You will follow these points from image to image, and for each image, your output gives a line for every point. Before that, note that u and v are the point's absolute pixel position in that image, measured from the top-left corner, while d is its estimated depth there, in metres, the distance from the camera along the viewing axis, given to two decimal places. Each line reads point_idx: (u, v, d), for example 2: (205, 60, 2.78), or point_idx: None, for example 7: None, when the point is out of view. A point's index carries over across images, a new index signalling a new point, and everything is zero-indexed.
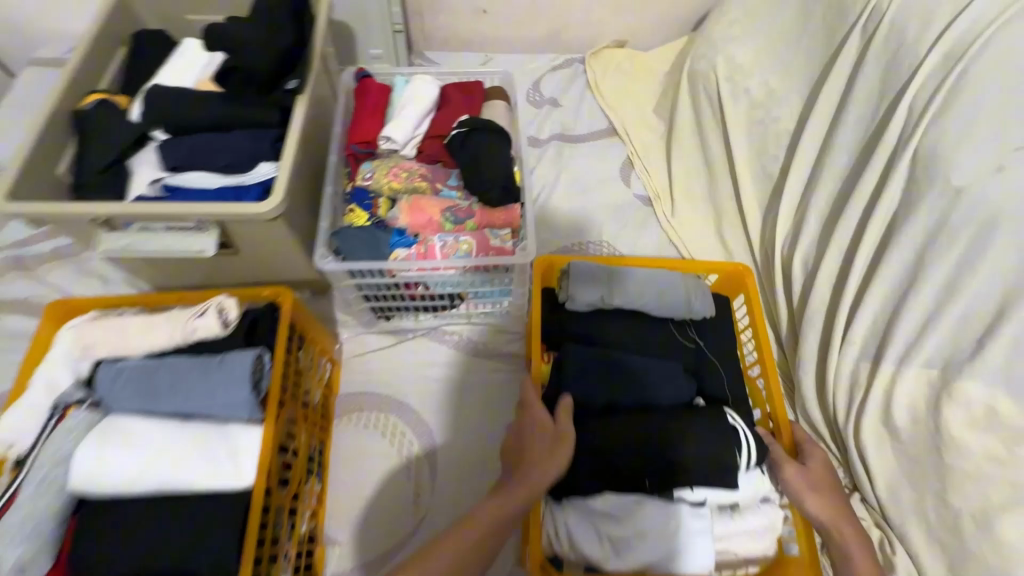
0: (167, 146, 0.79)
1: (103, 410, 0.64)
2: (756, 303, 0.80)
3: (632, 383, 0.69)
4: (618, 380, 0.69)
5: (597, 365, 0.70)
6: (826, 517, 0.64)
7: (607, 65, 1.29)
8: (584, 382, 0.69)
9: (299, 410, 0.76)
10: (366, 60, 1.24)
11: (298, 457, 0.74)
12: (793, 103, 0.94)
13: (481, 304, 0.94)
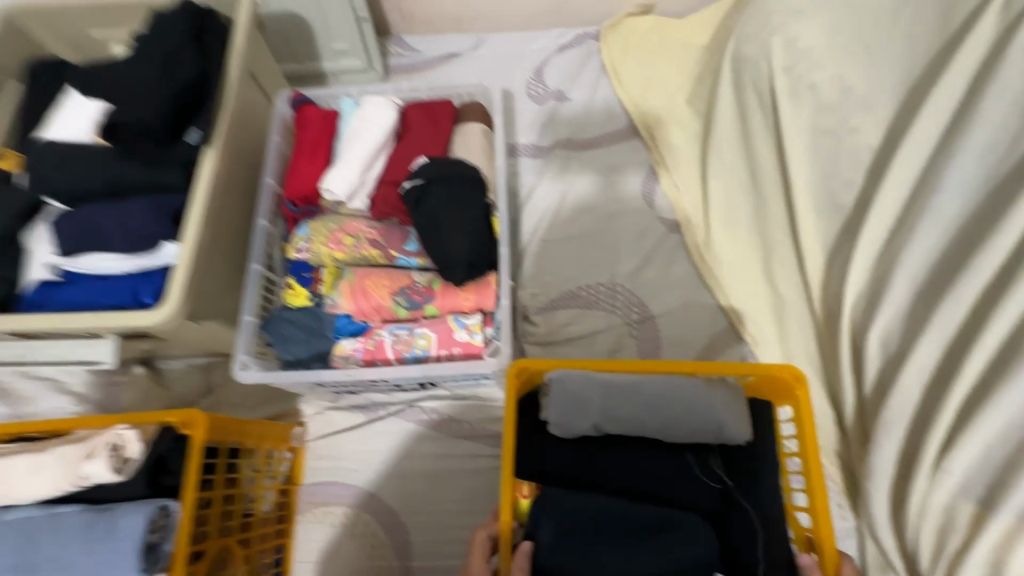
0: (58, 222, 0.64)
1: None
2: (807, 426, 0.57)
3: (626, 559, 0.49)
4: (604, 548, 0.49)
5: (577, 531, 0.50)
6: None
7: (628, 41, 1.02)
8: (560, 554, 0.50)
9: (235, 542, 0.63)
10: (330, 57, 1.03)
11: None
12: (879, 108, 0.67)
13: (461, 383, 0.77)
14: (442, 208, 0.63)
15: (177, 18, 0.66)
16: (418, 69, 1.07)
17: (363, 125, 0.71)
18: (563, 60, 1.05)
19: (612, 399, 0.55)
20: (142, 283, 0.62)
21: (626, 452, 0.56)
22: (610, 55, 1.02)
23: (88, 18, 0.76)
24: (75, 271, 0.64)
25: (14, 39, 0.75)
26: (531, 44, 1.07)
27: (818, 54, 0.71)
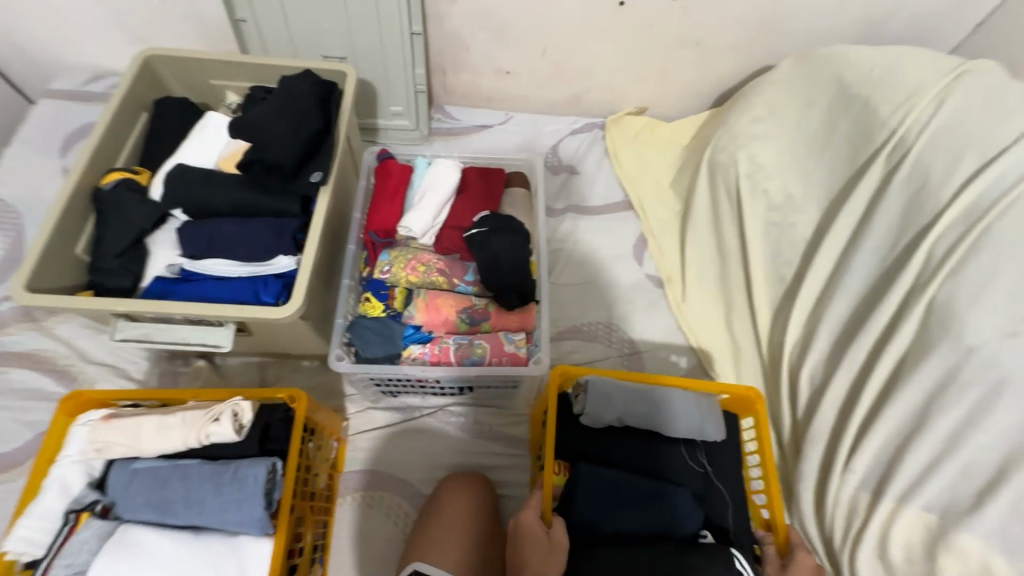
0: (188, 232, 0.79)
1: (117, 515, 0.65)
2: (766, 433, 0.79)
3: (641, 512, 0.70)
4: (626, 504, 0.70)
5: (606, 489, 0.70)
6: None
7: (627, 134, 1.29)
8: (593, 506, 0.70)
9: (307, 507, 0.76)
10: (386, 116, 1.23)
11: (303, 554, 0.75)
12: (812, 210, 0.94)
13: (490, 391, 0.94)
14: (502, 249, 0.82)
15: (304, 85, 0.85)
16: (456, 134, 1.29)
17: (436, 180, 0.91)
18: (575, 141, 1.30)
19: (631, 401, 0.76)
20: (260, 286, 0.77)
21: (639, 442, 0.77)
22: (613, 142, 1.29)
23: (214, 69, 0.94)
24: (194, 271, 0.78)
25: (149, 77, 0.91)
26: (550, 126, 1.33)
27: (770, 167, 0.98)
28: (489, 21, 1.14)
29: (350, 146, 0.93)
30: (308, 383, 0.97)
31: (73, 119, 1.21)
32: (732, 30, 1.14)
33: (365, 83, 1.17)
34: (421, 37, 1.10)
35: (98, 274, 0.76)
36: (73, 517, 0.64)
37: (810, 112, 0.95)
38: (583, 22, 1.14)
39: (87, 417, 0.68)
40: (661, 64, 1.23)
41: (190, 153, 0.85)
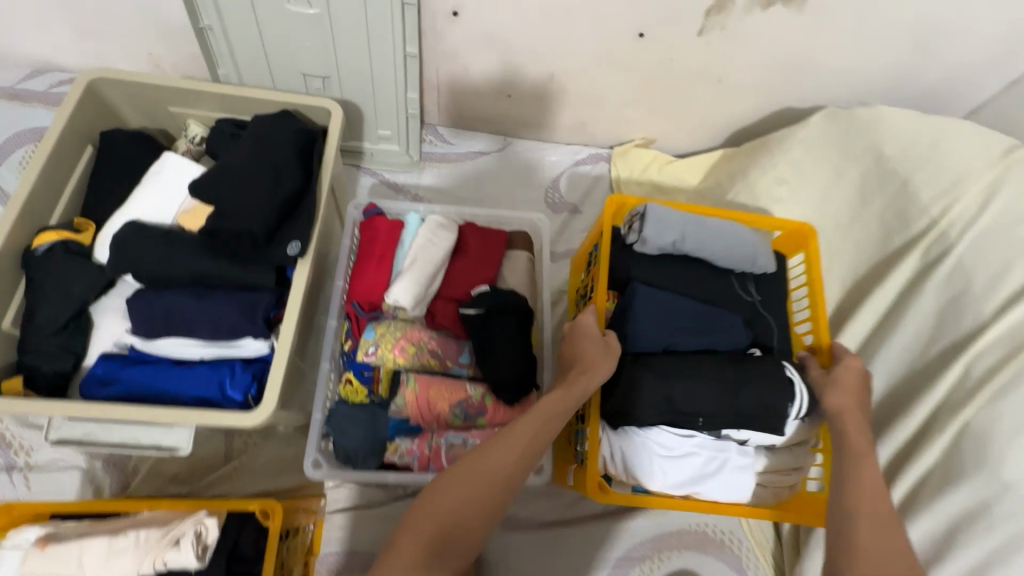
0: (141, 305, 0.67)
1: None
2: (815, 264, 0.84)
3: (694, 329, 0.77)
4: (680, 321, 0.77)
5: (659, 306, 0.77)
6: (844, 407, 0.67)
7: (634, 167, 1.20)
8: (644, 328, 0.76)
9: None
10: (372, 139, 1.11)
11: None
12: (833, 286, 0.87)
13: None
14: (502, 334, 0.74)
15: (283, 132, 0.74)
16: (450, 160, 1.18)
17: (428, 242, 0.81)
18: (578, 175, 1.21)
19: (692, 227, 0.80)
20: (227, 376, 0.66)
21: (691, 270, 0.83)
22: (618, 178, 1.20)
23: (173, 96, 0.80)
24: (151, 354, 0.68)
25: (93, 104, 0.77)
26: (552, 154, 1.22)
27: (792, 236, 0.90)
28: (494, 43, 1.02)
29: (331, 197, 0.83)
30: (268, 457, 0.86)
31: (9, 122, 1.05)
32: (759, 70, 1.05)
33: (350, 104, 1.04)
34: (416, 59, 0.97)
35: (29, 357, 0.64)
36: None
37: (839, 181, 0.88)
38: (598, 53, 1.03)
39: (21, 537, 0.59)
40: (678, 100, 1.13)
41: (143, 205, 0.73)
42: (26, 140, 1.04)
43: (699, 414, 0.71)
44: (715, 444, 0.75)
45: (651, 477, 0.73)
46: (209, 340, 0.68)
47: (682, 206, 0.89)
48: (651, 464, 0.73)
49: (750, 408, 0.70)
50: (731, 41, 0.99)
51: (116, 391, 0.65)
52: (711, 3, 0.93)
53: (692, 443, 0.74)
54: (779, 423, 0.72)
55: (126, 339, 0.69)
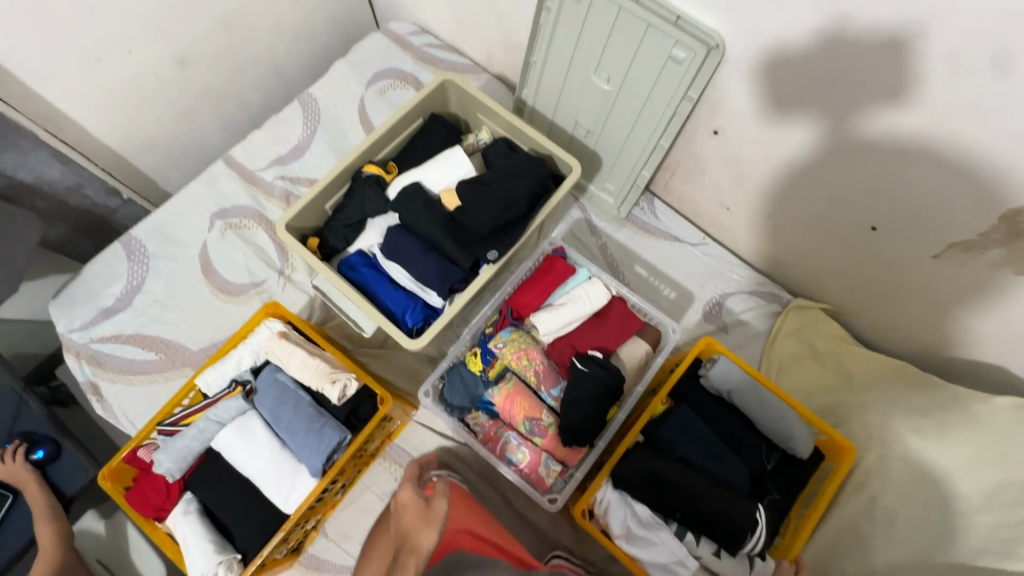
0: (393, 236, 1.01)
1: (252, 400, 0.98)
2: (836, 480, 0.92)
3: (711, 455, 0.91)
4: (706, 442, 0.92)
5: (697, 428, 0.93)
6: None
7: (807, 325, 1.20)
8: (675, 433, 0.93)
9: (354, 459, 0.98)
10: (597, 186, 1.31)
11: (336, 486, 0.98)
12: (903, 551, 0.86)
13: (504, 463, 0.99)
14: (590, 395, 0.92)
15: (533, 176, 1.02)
16: (647, 231, 1.33)
17: (581, 295, 1.01)
18: (747, 302, 1.27)
19: (747, 389, 0.96)
20: (410, 307, 0.99)
21: (734, 418, 0.96)
22: (782, 325, 1.22)
23: (484, 109, 1.12)
24: (382, 266, 1.03)
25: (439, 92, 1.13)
26: (735, 271, 1.29)
27: (896, 485, 0.90)
28: (735, 168, 1.12)
29: (539, 229, 1.09)
30: (389, 366, 1.12)
31: (386, 59, 1.50)
32: (983, 319, 0.98)
33: (596, 155, 1.26)
34: (663, 151, 1.14)
35: (328, 232, 1.05)
36: (233, 385, 0.97)
37: (976, 474, 0.86)
38: (823, 221, 1.06)
39: (272, 325, 1.01)
40: (882, 296, 1.10)
41: (427, 174, 1.06)
42: (389, 76, 1.49)
43: (675, 512, 0.89)
44: (675, 544, 0.88)
45: (618, 534, 0.90)
46: (414, 278, 0.99)
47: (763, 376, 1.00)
48: (622, 526, 0.90)
49: (708, 518, 0.87)
50: (967, 282, 0.95)
51: (355, 275, 1.02)
52: (961, 240, 0.89)
53: (658, 535, 0.88)
54: (731, 542, 0.86)
55: (375, 250, 1.04)
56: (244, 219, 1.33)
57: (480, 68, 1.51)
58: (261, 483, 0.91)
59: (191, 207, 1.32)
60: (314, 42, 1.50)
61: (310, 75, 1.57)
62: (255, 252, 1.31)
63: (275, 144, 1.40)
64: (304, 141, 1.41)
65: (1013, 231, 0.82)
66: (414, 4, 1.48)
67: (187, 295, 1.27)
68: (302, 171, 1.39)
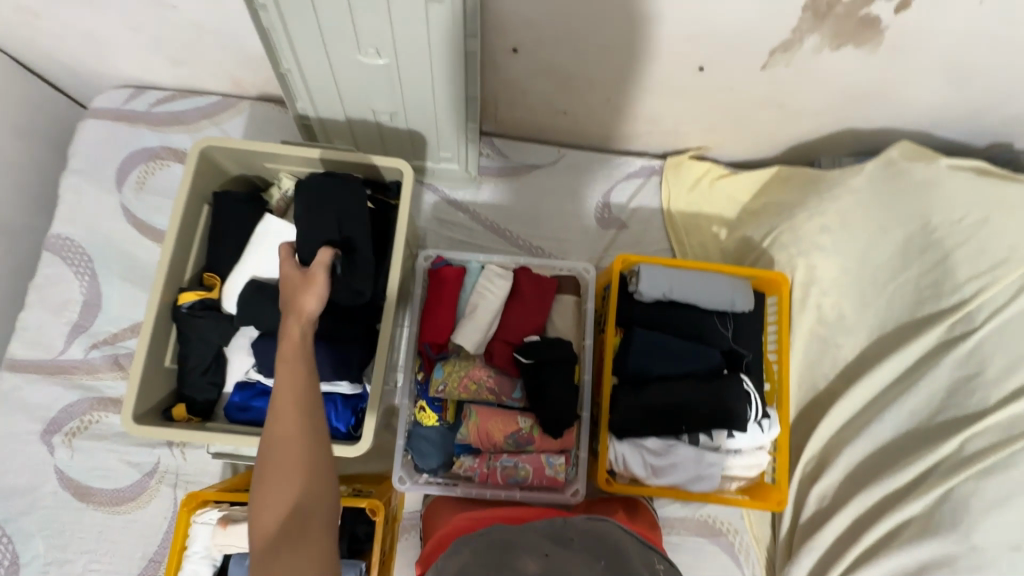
0: (263, 352, 0.85)
1: None
2: (785, 308, 0.97)
3: (681, 357, 0.92)
4: (672, 351, 0.92)
5: (658, 343, 0.92)
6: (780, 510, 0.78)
7: (686, 181, 1.22)
8: (643, 358, 0.92)
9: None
10: (434, 160, 1.18)
11: None
12: (861, 334, 0.94)
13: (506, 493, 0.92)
14: (552, 380, 0.88)
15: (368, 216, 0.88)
16: (505, 175, 1.24)
17: (486, 291, 0.93)
18: (628, 187, 1.24)
19: (678, 282, 0.94)
20: (332, 410, 0.86)
21: (679, 312, 0.96)
22: (668, 192, 1.23)
23: (268, 155, 0.93)
24: (274, 387, 0.87)
25: (205, 165, 0.91)
26: (603, 166, 1.25)
27: (830, 284, 0.96)
28: (551, 73, 1.05)
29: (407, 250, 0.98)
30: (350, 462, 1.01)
31: (122, 145, 1.20)
32: (823, 98, 1.02)
33: (415, 132, 1.11)
34: (477, 99, 1.03)
35: (188, 391, 0.86)
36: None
37: (883, 239, 0.93)
38: (655, 80, 1.03)
39: (206, 518, 0.83)
40: (734, 120, 1.12)
41: (256, 263, 0.88)
42: (140, 161, 1.20)
43: (683, 427, 0.90)
44: (697, 453, 0.90)
45: (646, 476, 0.90)
46: None
47: (679, 259, 1.00)
48: (645, 467, 0.90)
49: (708, 413, 0.88)
50: (797, 73, 0.97)
51: (250, 414, 0.86)
52: (778, 44, 0.90)
53: (678, 453, 0.89)
54: (738, 419, 0.88)
55: (254, 374, 0.88)
56: (84, 415, 1.07)
57: (235, 97, 1.26)
58: None
59: (13, 440, 1.05)
60: (19, 170, 1.16)
61: (43, 208, 1.23)
62: (121, 442, 1.07)
63: (60, 313, 1.11)
64: (91, 290, 1.13)
65: (819, 15, 0.84)
66: (110, 67, 1.17)
67: (79, 534, 1.03)
68: (112, 323, 1.12)
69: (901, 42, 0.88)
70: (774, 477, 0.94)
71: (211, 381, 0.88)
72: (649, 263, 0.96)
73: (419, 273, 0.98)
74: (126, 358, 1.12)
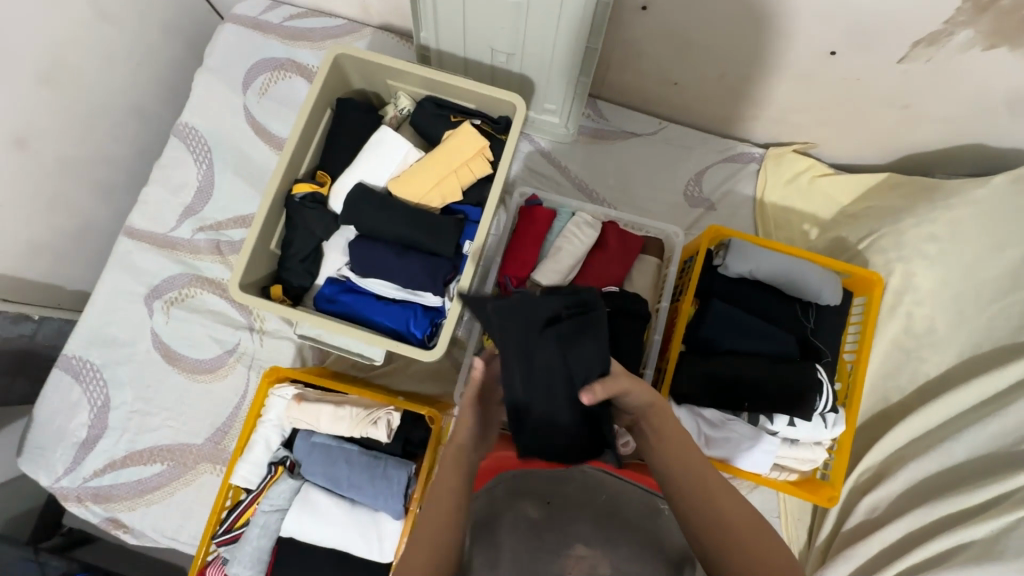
0: (358, 251, 0.92)
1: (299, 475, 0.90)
2: (874, 311, 0.94)
3: (755, 337, 0.91)
4: (747, 329, 0.91)
5: (734, 319, 0.91)
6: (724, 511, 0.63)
7: (785, 173, 1.18)
8: (717, 330, 0.92)
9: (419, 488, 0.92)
10: (537, 110, 1.19)
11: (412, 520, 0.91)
12: (951, 352, 0.90)
13: None
14: (625, 333, 0.88)
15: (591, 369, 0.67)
16: (602, 137, 1.25)
17: (572, 236, 0.95)
18: (723, 170, 1.22)
19: (767, 263, 0.92)
20: (411, 317, 0.90)
21: (761, 293, 0.95)
22: (764, 182, 1.20)
23: (393, 73, 0.98)
24: (361, 286, 0.93)
25: (336, 72, 0.96)
26: (701, 145, 1.23)
27: (925, 294, 0.93)
28: (673, 37, 1.03)
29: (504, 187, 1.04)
30: (412, 376, 1.07)
31: (251, 51, 1.28)
32: (957, 104, 0.97)
33: (526, 78, 1.12)
34: (596, 52, 1.03)
35: (286, 274, 0.94)
36: (273, 467, 0.88)
37: (996, 257, 0.89)
38: (780, 61, 1.00)
39: (283, 392, 0.91)
40: (854, 116, 1.08)
41: (366, 170, 0.94)
42: (265, 69, 1.28)
43: (744, 405, 0.89)
44: (753, 432, 0.89)
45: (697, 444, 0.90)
46: (401, 286, 0.91)
47: (770, 242, 0.99)
48: (698, 436, 0.90)
49: (774, 396, 0.87)
50: (937, 71, 0.92)
51: (336, 306, 0.92)
52: (925, 35, 0.86)
53: (733, 429, 0.89)
54: (804, 408, 0.86)
55: (345, 272, 0.94)
56: (183, 288, 1.17)
57: (360, 23, 1.32)
58: (349, 549, 0.85)
59: (119, 299, 1.16)
60: (160, 60, 1.26)
61: (174, 100, 1.34)
62: (210, 319, 1.17)
63: (176, 195, 1.21)
64: (205, 179, 1.22)
65: (979, 7, 0.79)
66: None
67: (162, 392, 1.13)
68: (219, 212, 1.22)
69: None
70: (827, 475, 0.93)
71: (308, 270, 0.94)
72: (741, 239, 0.95)
73: (513, 208, 1.03)
74: (226, 246, 1.21)
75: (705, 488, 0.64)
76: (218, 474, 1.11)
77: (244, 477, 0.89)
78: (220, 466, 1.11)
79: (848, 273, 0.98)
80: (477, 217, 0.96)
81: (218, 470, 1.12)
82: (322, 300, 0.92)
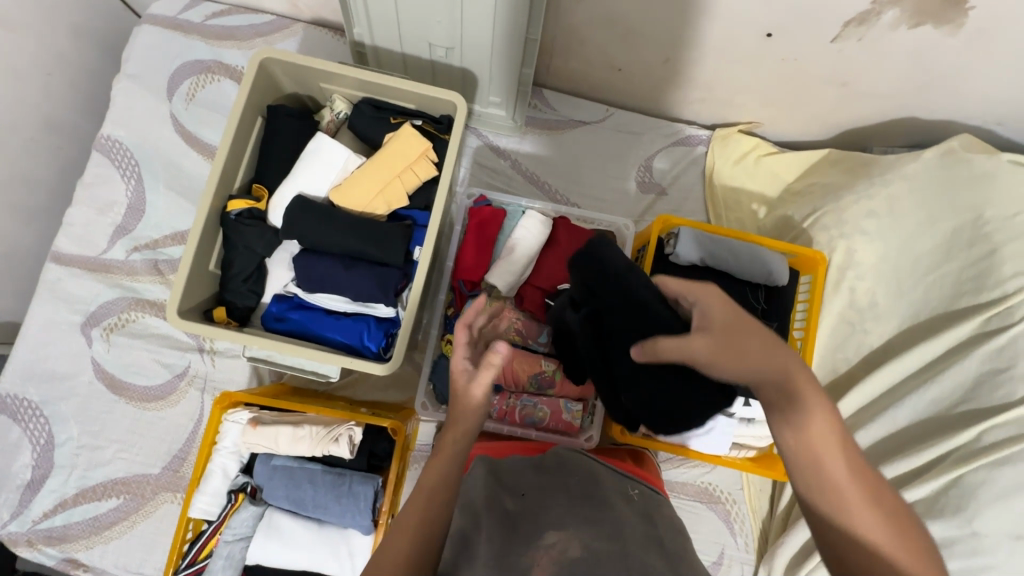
0: (302, 266, 0.89)
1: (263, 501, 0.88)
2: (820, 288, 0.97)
3: None
4: None
5: None
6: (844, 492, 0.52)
7: (732, 154, 1.19)
8: None
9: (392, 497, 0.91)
10: (482, 104, 1.16)
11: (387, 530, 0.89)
12: (891, 322, 0.94)
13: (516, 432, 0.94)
14: None
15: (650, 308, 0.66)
16: (551, 128, 1.23)
17: (523, 235, 0.95)
18: (674, 154, 1.23)
19: (715, 248, 0.94)
20: (365, 330, 0.88)
21: (712, 278, 0.97)
22: (712, 164, 1.21)
23: (325, 76, 0.94)
24: (310, 302, 0.90)
25: (263, 77, 0.91)
26: (649, 130, 1.23)
27: (866, 268, 0.97)
28: (613, 25, 1.02)
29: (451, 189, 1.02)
30: (371, 386, 1.05)
31: (173, 54, 1.19)
32: (887, 81, 1.00)
33: (468, 71, 1.08)
34: (537, 42, 1.00)
35: (229, 295, 0.90)
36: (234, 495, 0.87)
37: (928, 230, 0.93)
38: (719, 43, 1.00)
39: (237, 417, 0.88)
40: (793, 96, 1.09)
41: (305, 180, 0.91)
42: (190, 73, 1.20)
43: None
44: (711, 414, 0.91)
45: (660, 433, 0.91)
46: (352, 299, 0.89)
47: (718, 227, 1.00)
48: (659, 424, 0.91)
49: None
50: (867, 50, 0.94)
51: (284, 325, 0.89)
52: (854, 15, 0.87)
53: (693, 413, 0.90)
54: None
55: (293, 288, 0.91)
56: (122, 312, 1.11)
57: (290, 18, 1.25)
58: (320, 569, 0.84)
59: (53, 330, 1.09)
60: (72, 69, 1.16)
61: (92, 110, 1.25)
62: (156, 343, 1.11)
63: (105, 214, 1.14)
64: (136, 195, 1.15)
65: None
66: None
67: (110, 424, 1.08)
68: (155, 230, 1.15)
69: (983, 26, 0.85)
70: None
71: (254, 288, 0.91)
72: (690, 227, 0.96)
73: (462, 210, 1.02)
74: (165, 265, 1.15)
75: (840, 495, 0.52)
76: (180, 502, 1.07)
77: (204, 508, 0.86)
78: (181, 494, 1.08)
79: (794, 252, 1.00)
80: (425, 221, 0.93)
81: (179, 498, 1.08)
82: (271, 318, 0.89)
